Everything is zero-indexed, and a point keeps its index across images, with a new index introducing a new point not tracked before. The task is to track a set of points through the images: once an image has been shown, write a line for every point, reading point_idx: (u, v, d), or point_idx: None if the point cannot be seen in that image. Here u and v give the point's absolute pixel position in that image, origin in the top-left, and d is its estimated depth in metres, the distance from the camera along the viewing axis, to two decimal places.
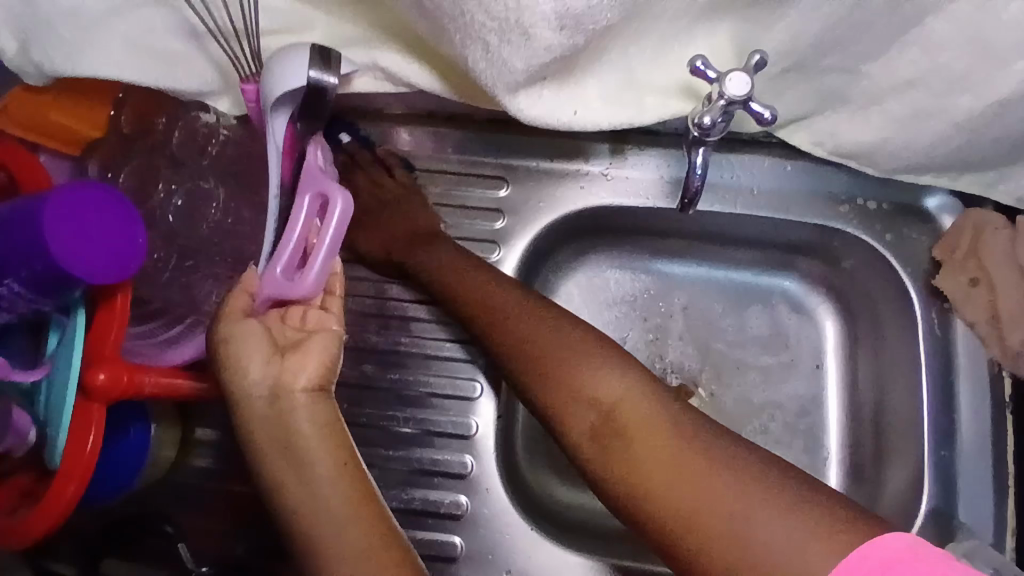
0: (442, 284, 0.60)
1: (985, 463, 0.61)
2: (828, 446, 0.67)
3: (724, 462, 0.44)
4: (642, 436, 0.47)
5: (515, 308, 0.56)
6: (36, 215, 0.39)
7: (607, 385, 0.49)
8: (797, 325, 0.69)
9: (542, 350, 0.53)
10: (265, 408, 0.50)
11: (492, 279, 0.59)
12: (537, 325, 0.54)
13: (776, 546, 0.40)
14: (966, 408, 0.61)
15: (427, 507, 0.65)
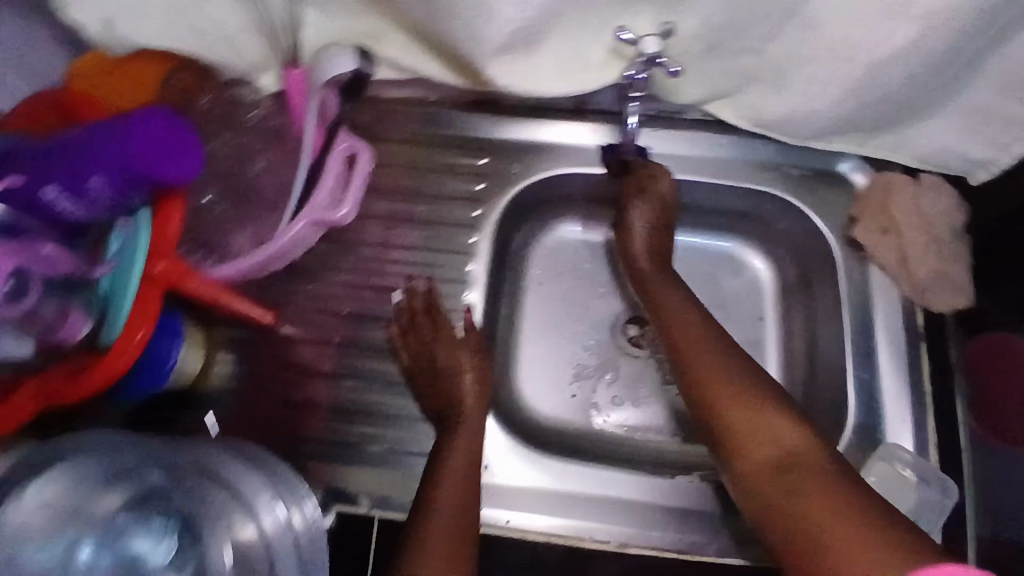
0: (661, 324, 0.73)
1: (902, 383, 0.73)
2: (768, 382, 0.81)
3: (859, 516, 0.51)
4: (809, 473, 0.57)
5: (703, 344, 0.69)
6: (137, 125, 0.53)
7: (785, 431, 0.60)
8: (737, 280, 0.85)
9: (716, 387, 0.66)
10: (444, 348, 0.73)
11: (689, 317, 0.72)
12: (724, 362, 0.67)
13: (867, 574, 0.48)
14: (882, 334, 0.75)
15: (415, 417, 0.74)
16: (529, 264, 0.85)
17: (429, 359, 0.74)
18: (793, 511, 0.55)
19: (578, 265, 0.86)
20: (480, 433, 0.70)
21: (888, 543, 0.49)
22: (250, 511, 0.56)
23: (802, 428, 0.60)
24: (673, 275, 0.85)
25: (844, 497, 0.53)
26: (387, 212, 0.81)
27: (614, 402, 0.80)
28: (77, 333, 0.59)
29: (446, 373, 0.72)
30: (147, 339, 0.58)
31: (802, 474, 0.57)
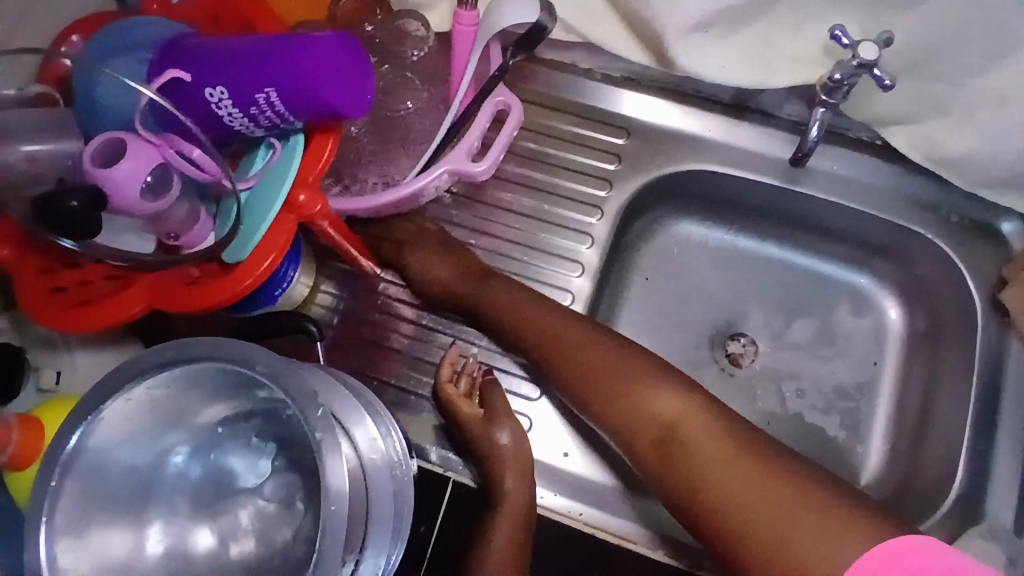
0: (524, 331, 0.68)
1: (1019, 464, 0.67)
2: (868, 429, 0.77)
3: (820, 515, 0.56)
4: (754, 493, 0.58)
5: (602, 350, 0.65)
6: (319, 52, 0.50)
7: (663, 405, 0.63)
8: (858, 317, 0.80)
9: (659, 430, 0.62)
10: (478, 424, 0.66)
11: (570, 324, 0.67)
12: (633, 384, 0.64)
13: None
14: (1010, 408, 0.69)
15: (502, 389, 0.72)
16: (642, 257, 0.81)
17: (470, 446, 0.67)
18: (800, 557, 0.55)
19: (691, 265, 0.82)
20: (524, 517, 0.63)
21: (861, 543, 0.54)
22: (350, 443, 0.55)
23: (680, 390, 0.63)
24: (789, 300, 0.81)
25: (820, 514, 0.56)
26: (513, 174, 0.77)
27: None
28: (204, 238, 0.60)
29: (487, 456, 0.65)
30: (273, 267, 0.57)
31: (744, 500, 0.58)
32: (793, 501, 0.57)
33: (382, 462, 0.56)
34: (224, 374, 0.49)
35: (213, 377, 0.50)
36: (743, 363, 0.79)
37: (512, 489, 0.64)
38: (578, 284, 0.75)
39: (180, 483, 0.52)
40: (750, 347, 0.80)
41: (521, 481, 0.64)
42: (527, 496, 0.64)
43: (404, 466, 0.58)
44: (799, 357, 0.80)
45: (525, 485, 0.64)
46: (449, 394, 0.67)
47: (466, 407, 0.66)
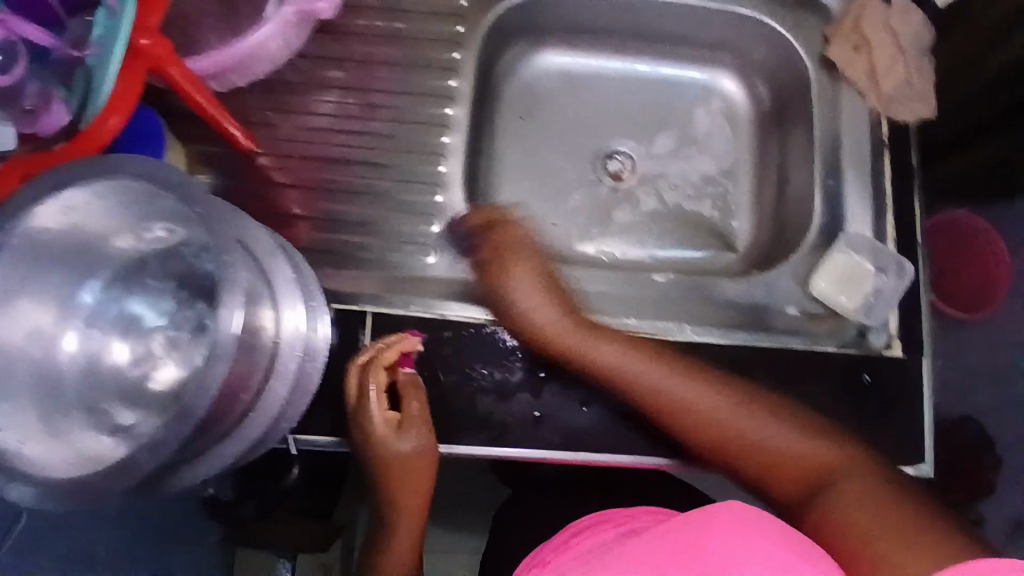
0: (607, 371, 0.66)
1: (867, 189, 0.76)
2: (737, 203, 0.87)
3: (893, 502, 0.54)
4: (849, 494, 0.56)
5: (637, 355, 0.66)
6: None
7: (732, 420, 0.63)
8: (716, 111, 0.89)
9: (695, 421, 0.64)
10: (385, 441, 0.63)
11: (630, 355, 0.66)
12: (707, 402, 0.64)
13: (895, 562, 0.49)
14: (850, 145, 0.77)
15: (406, 228, 0.76)
16: (511, 95, 0.87)
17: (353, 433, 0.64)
18: (839, 532, 0.54)
19: (558, 97, 0.88)
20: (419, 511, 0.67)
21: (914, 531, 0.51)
22: (271, 303, 0.53)
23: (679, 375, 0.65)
24: (651, 109, 0.89)
25: (913, 517, 0.52)
26: (370, 31, 0.80)
27: (592, 230, 0.86)
28: (59, 122, 0.58)
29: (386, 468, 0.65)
30: (119, 125, 0.60)
31: (845, 488, 0.57)
32: (879, 515, 0.53)
33: (302, 343, 0.54)
34: (118, 197, 0.51)
35: (122, 203, 0.52)
36: (622, 176, 0.88)
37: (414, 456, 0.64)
38: (452, 119, 0.79)
39: (99, 317, 0.55)
40: (624, 162, 0.88)
41: (412, 443, 0.64)
42: (423, 457, 0.64)
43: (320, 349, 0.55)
44: (668, 159, 0.88)
45: (422, 439, 0.64)
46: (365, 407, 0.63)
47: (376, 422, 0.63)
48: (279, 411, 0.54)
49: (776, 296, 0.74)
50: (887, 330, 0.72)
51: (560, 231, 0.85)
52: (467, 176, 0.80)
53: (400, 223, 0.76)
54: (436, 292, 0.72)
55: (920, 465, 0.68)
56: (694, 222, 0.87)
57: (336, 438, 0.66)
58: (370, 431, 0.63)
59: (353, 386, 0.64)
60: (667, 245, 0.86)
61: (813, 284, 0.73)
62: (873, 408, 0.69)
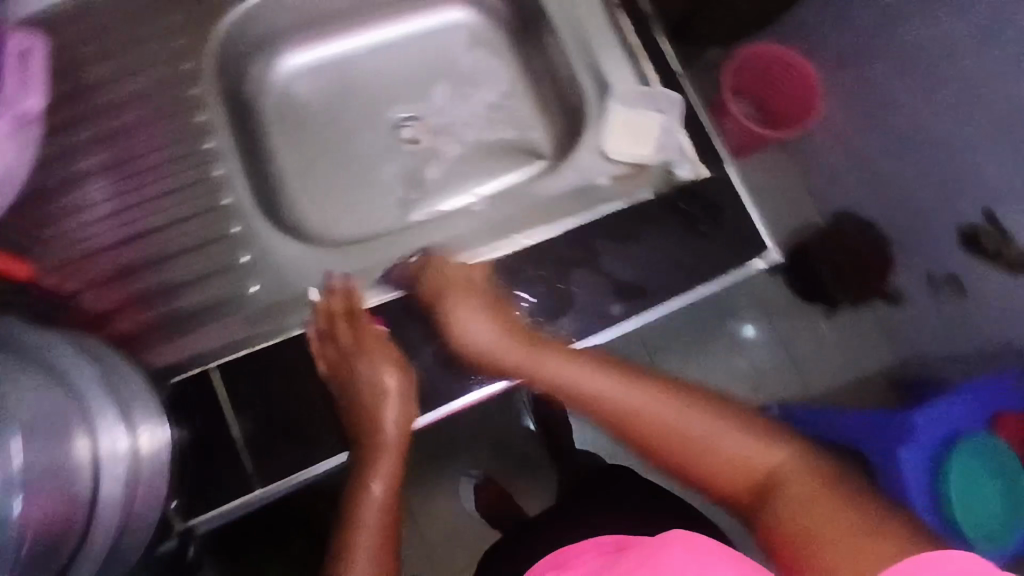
0: (574, 389, 0.63)
1: (619, 47, 0.79)
2: (526, 114, 0.90)
3: (842, 505, 0.47)
4: (796, 491, 0.50)
5: (591, 367, 0.64)
6: None
7: (686, 427, 0.58)
8: (471, 44, 0.91)
9: (651, 431, 0.59)
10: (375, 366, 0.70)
11: (597, 372, 0.63)
12: (684, 418, 0.58)
13: (837, 551, 0.44)
14: (590, 17, 0.80)
15: (221, 269, 0.73)
16: (273, 109, 0.85)
17: (344, 388, 0.69)
18: (795, 523, 0.48)
19: (319, 93, 0.87)
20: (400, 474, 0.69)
21: (861, 536, 0.44)
22: (83, 427, 0.52)
23: (649, 387, 0.61)
24: (413, 66, 0.90)
25: (851, 509, 0.46)
26: (94, 109, 0.76)
27: (413, 197, 0.86)
28: None
29: (371, 406, 0.68)
30: None
31: (792, 487, 0.51)
32: (834, 524, 0.46)
33: (120, 460, 0.53)
34: None
35: None
36: (417, 137, 0.89)
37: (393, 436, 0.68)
38: (214, 151, 0.77)
39: None
40: (412, 123, 0.89)
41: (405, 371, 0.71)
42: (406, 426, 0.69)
43: (146, 459, 0.54)
44: (450, 105, 0.90)
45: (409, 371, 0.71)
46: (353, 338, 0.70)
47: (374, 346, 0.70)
48: (118, 526, 0.53)
49: (587, 174, 0.76)
50: (688, 160, 0.76)
51: (382, 211, 0.85)
52: (256, 197, 0.78)
53: (213, 266, 0.73)
54: (277, 314, 0.71)
55: (764, 254, 0.75)
56: (498, 149, 0.89)
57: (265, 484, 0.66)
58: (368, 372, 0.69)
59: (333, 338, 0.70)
60: (483, 181, 0.87)
61: (612, 151, 0.75)
62: (706, 228, 0.74)
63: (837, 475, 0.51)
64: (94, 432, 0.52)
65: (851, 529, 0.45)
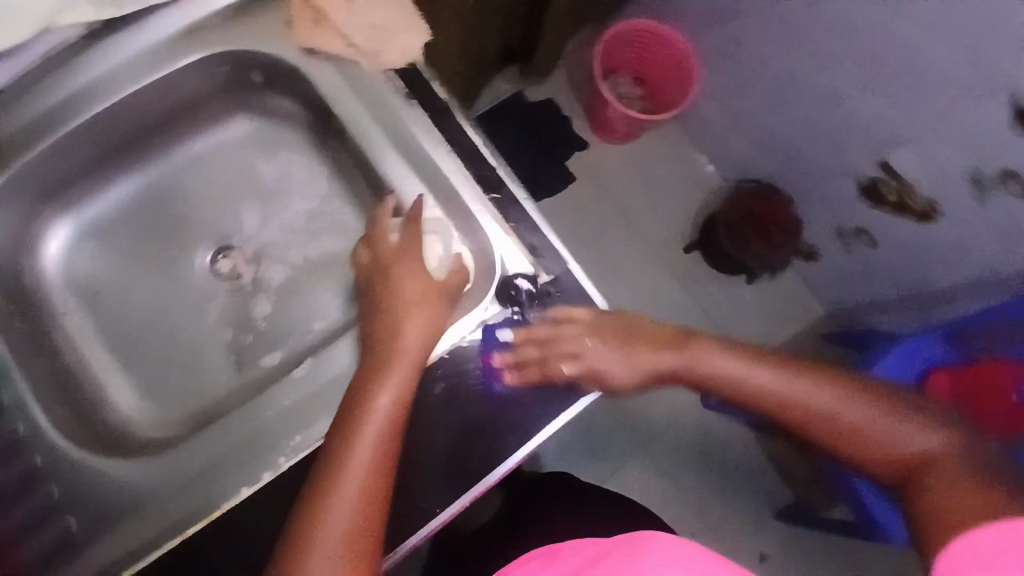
0: (719, 377, 0.73)
1: (421, 148, 0.71)
2: (351, 217, 0.80)
3: (959, 476, 0.61)
4: (944, 488, 0.61)
5: (744, 360, 0.73)
6: None
7: (820, 400, 0.69)
8: (267, 152, 0.81)
9: (802, 412, 0.69)
10: (387, 323, 0.67)
11: (768, 371, 0.71)
12: (822, 402, 0.69)
13: (972, 516, 0.57)
14: (381, 122, 0.71)
15: (34, 517, 0.64)
16: (60, 293, 0.76)
17: (371, 320, 0.69)
18: (952, 501, 0.60)
19: (109, 257, 0.78)
20: (387, 469, 0.60)
21: (985, 516, 0.56)
22: None
23: (774, 368, 0.72)
24: (212, 193, 0.80)
25: (981, 485, 0.59)
26: None
27: (246, 342, 0.77)
28: None
29: (372, 369, 0.64)
30: None
31: (937, 479, 0.62)
32: (972, 505, 0.58)
33: None
34: None
35: None
36: (239, 273, 0.79)
37: (382, 409, 0.61)
38: None
39: None
40: (232, 259, 0.79)
41: (418, 335, 0.65)
42: (382, 432, 0.60)
43: None
44: (264, 228, 0.80)
45: (427, 331, 0.65)
46: (393, 281, 0.69)
47: (398, 290, 0.68)
48: None
49: None
50: (524, 262, 0.69)
51: (217, 370, 0.76)
52: (58, 411, 0.68)
53: (23, 514, 0.64)
54: (104, 554, 0.63)
55: None
56: (328, 261, 0.79)
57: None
58: (401, 287, 0.68)
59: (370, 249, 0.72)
60: (322, 307, 0.78)
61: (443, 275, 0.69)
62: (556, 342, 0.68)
63: (973, 450, 0.63)
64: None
65: (981, 509, 0.57)
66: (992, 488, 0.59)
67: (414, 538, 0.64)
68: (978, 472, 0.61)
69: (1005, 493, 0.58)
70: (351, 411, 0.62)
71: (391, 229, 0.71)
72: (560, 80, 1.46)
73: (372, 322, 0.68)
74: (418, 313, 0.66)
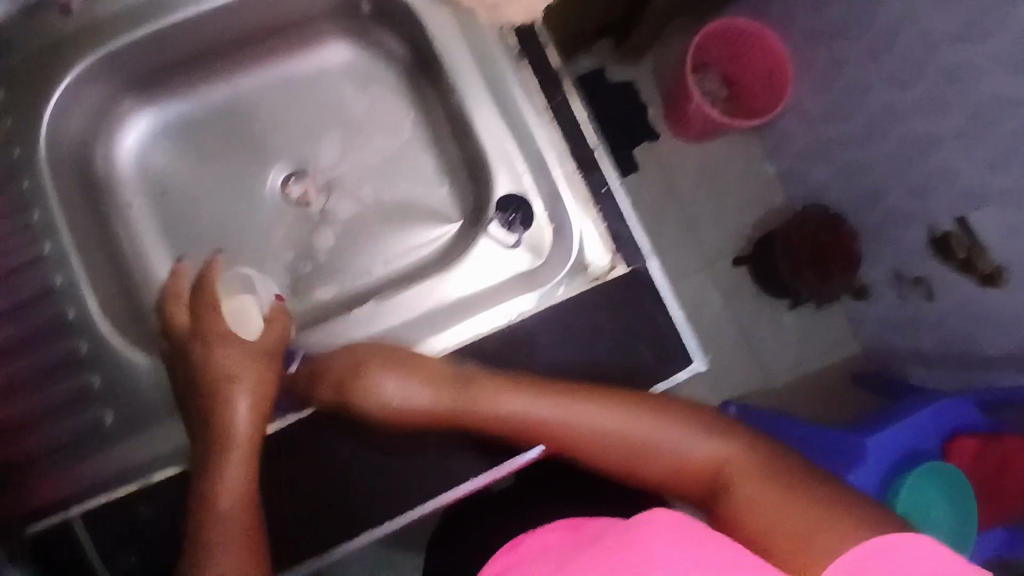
0: (494, 420, 0.61)
1: (521, 111, 0.68)
2: (431, 167, 0.78)
3: (766, 484, 0.53)
4: (743, 494, 0.54)
5: (508, 388, 0.61)
6: None
7: (556, 416, 0.60)
8: (358, 83, 0.79)
9: (585, 444, 0.60)
10: (202, 393, 0.63)
11: (533, 398, 0.60)
12: (617, 429, 0.59)
13: (783, 527, 0.49)
14: (485, 75, 0.69)
15: (73, 400, 0.65)
16: (126, 184, 0.75)
17: (189, 373, 0.64)
18: (784, 527, 0.49)
19: (181, 157, 0.76)
20: (255, 536, 0.57)
21: (819, 528, 0.47)
22: None
23: (531, 396, 0.61)
24: (295, 115, 0.79)
25: (810, 504, 0.50)
26: None
27: (303, 271, 0.77)
28: None
29: (223, 429, 0.60)
30: None
31: (737, 488, 0.54)
32: (786, 514, 0.50)
33: None
34: None
35: None
36: (309, 200, 0.78)
37: (229, 485, 0.58)
38: (55, 257, 0.65)
39: None
40: (304, 184, 0.78)
41: (256, 409, 0.62)
42: (244, 489, 0.58)
43: None
44: (340, 161, 0.79)
45: (257, 406, 0.62)
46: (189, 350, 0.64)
47: (214, 360, 0.63)
48: None
49: (501, 268, 0.69)
50: (604, 250, 0.67)
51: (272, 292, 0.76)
52: (110, 300, 0.68)
53: (64, 395, 0.65)
54: (132, 455, 0.62)
55: (691, 363, 0.66)
56: (399, 209, 0.78)
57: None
58: (210, 347, 0.64)
59: (189, 315, 0.67)
60: (385, 250, 0.77)
61: (517, 246, 0.68)
62: (622, 335, 0.65)
63: (760, 459, 0.56)
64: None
65: (796, 507, 0.50)
66: (806, 485, 0.52)
67: (425, 505, 0.62)
68: (794, 478, 0.53)
69: (825, 487, 0.52)
70: (202, 473, 0.59)
71: (183, 315, 0.68)
72: (649, 66, 1.42)
73: (197, 371, 0.63)
74: (250, 382, 0.63)
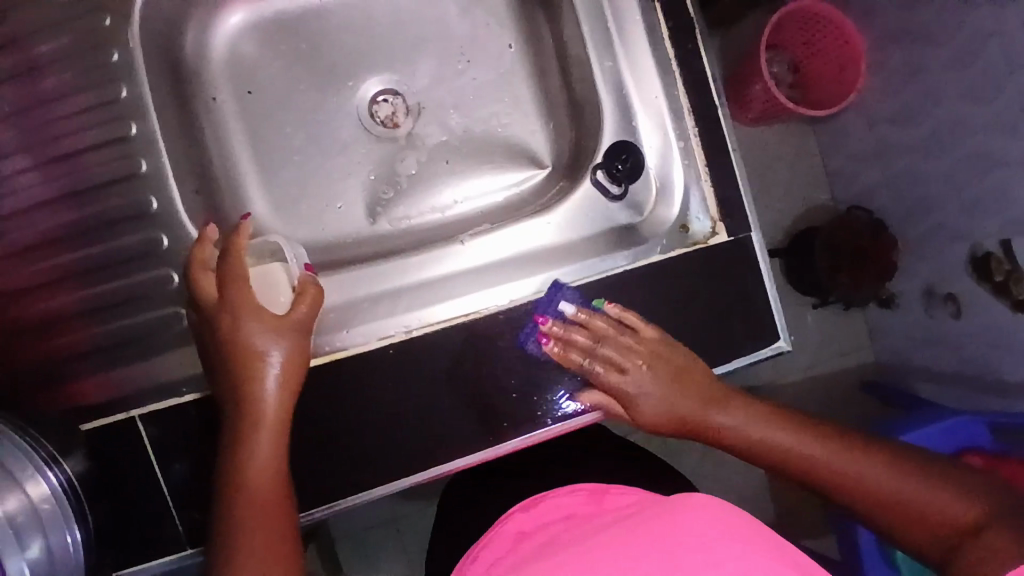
0: (749, 437, 0.58)
1: (647, 55, 0.66)
2: (532, 104, 0.75)
3: (942, 495, 0.52)
4: (921, 511, 0.52)
5: (701, 397, 0.59)
6: None
7: (752, 433, 0.57)
8: (469, 5, 0.75)
9: (771, 457, 0.57)
10: (227, 364, 0.55)
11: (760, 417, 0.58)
12: (798, 448, 0.56)
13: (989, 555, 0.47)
14: (614, 12, 0.66)
15: (145, 293, 0.62)
16: (212, 73, 0.70)
17: (217, 353, 0.56)
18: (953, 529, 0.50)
19: (272, 55, 0.72)
20: (282, 521, 0.52)
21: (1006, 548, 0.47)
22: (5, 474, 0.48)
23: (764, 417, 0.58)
24: (397, 29, 0.74)
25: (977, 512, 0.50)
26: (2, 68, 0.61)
27: (385, 196, 0.73)
28: None
29: (248, 407, 0.54)
30: None
31: (906, 500, 0.53)
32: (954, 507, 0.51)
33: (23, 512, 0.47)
34: None
35: None
36: (398, 122, 0.74)
37: (259, 466, 0.52)
38: (141, 138, 0.63)
39: None
40: (393, 105, 0.74)
41: (286, 383, 0.55)
42: (274, 469, 0.53)
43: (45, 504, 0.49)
44: (437, 84, 0.75)
45: (286, 383, 0.55)
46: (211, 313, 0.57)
47: (239, 330, 0.55)
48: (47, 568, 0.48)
49: (600, 218, 0.68)
50: (707, 214, 0.65)
51: (351, 212, 0.73)
52: (189, 190, 0.65)
53: (136, 286, 0.62)
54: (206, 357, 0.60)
55: (776, 342, 0.65)
56: (491, 144, 0.75)
57: (196, 544, 0.57)
58: (237, 326, 0.55)
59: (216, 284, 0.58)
60: (472, 185, 0.75)
61: (617, 201, 0.68)
62: (717, 303, 0.64)
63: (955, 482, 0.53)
64: (23, 487, 0.48)
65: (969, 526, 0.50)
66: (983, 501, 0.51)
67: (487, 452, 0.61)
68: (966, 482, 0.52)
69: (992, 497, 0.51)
70: (230, 451, 0.53)
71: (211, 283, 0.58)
72: None
73: (224, 348, 0.55)
74: (279, 355, 0.55)
